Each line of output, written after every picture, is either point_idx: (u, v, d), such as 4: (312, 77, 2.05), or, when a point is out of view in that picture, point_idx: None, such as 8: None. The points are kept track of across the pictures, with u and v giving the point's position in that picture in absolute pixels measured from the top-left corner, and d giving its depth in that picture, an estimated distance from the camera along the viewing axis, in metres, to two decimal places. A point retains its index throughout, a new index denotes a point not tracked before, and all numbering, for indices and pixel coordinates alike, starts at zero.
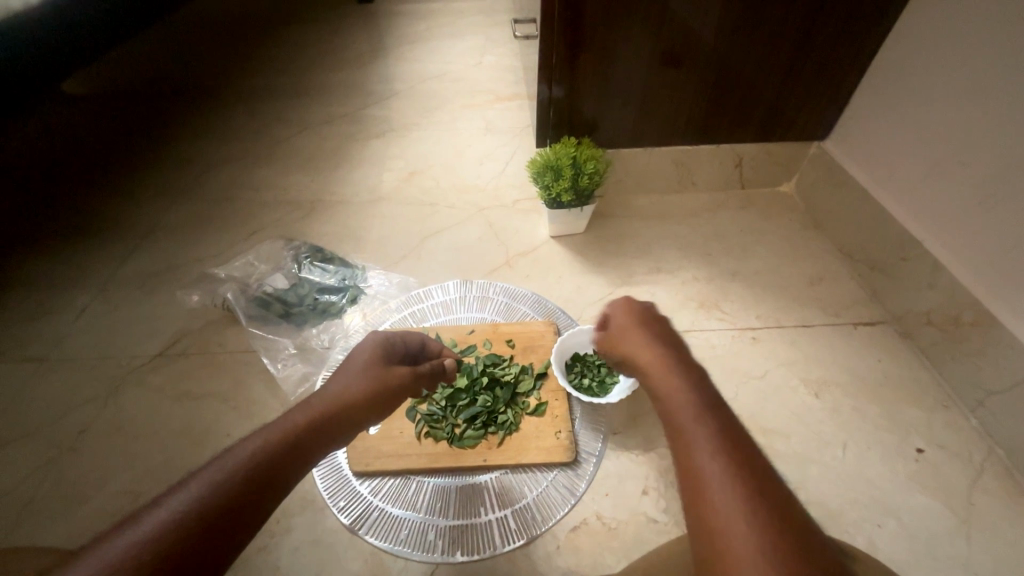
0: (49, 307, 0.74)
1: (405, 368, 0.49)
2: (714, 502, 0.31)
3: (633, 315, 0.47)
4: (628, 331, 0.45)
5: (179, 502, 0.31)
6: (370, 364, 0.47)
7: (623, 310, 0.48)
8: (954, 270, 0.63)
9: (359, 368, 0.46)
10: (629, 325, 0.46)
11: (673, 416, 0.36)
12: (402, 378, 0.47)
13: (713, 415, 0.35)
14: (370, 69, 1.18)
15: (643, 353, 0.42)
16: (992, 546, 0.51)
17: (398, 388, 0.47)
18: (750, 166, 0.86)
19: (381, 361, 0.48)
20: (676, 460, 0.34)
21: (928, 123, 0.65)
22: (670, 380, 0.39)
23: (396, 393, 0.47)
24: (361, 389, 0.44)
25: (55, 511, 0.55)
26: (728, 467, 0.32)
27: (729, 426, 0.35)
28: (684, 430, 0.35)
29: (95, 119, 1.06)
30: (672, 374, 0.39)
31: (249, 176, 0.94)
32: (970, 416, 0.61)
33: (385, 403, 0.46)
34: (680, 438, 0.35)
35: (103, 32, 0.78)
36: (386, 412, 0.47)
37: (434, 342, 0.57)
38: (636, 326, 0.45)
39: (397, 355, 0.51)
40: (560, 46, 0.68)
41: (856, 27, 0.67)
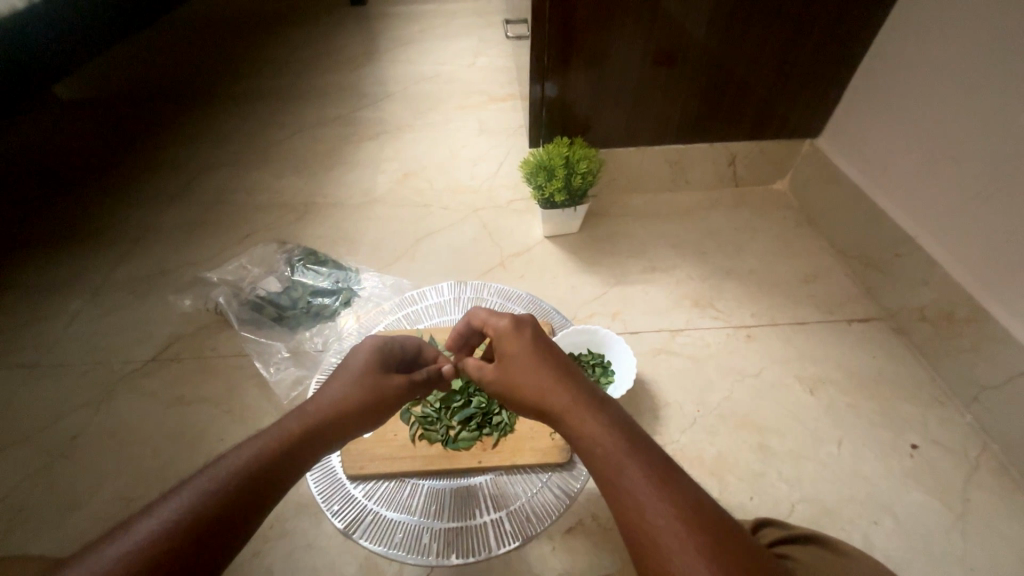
0: (40, 313, 0.74)
1: (401, 377, 0.47)
2: (672, 567, 0.27)
3: (520, 335, 0.41)
4: (516, 357, 0.39)
5: (169, 510, 0.31)
6: (367, 370, 0.46)
7: (508, 333, 0.42)
8: (946, 266, 0.63)
9: (357, 374, 0.45)
10: (515, 350, 0.40)
11: (599, 464, 0.32)
12: (398, 386, 0.46)
13: (641, 451, 0.32)
14: (363, 71, 1.18)
15: (539, 387, 0.37)
16: (987, 542, 0.51)
17: (392, 399, 0.46)
18: (743, 164, 0.86)
19: (378, 367, 0.47)
20: (617, 519, 0.30)
21: (919, 119, 0.65)
22: (581, 418, 0.34)
23: (390, 403, 0.46)
24: (357, 396, 0.43)
25: (45, 518, 0.55)
26: (673, 513, 0.28)
27: (658, 458, 0.31)
28: (615, 482, 0.30)
29: (86, 123, 1.05)
30: (581, 410, 0.34)
31: (242, 179, 0.94)
32: (965, 412, 0.61)
33: (380, 412, 0.45)
34: (614, 493, 0.30)
35: (94, 35, 0.78)
36: (382, 422, 0.46)
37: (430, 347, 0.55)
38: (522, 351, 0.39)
39: (393, 362, 0.49)
40: (553, 45, 0.68)
41: (847, 23, 0.67)
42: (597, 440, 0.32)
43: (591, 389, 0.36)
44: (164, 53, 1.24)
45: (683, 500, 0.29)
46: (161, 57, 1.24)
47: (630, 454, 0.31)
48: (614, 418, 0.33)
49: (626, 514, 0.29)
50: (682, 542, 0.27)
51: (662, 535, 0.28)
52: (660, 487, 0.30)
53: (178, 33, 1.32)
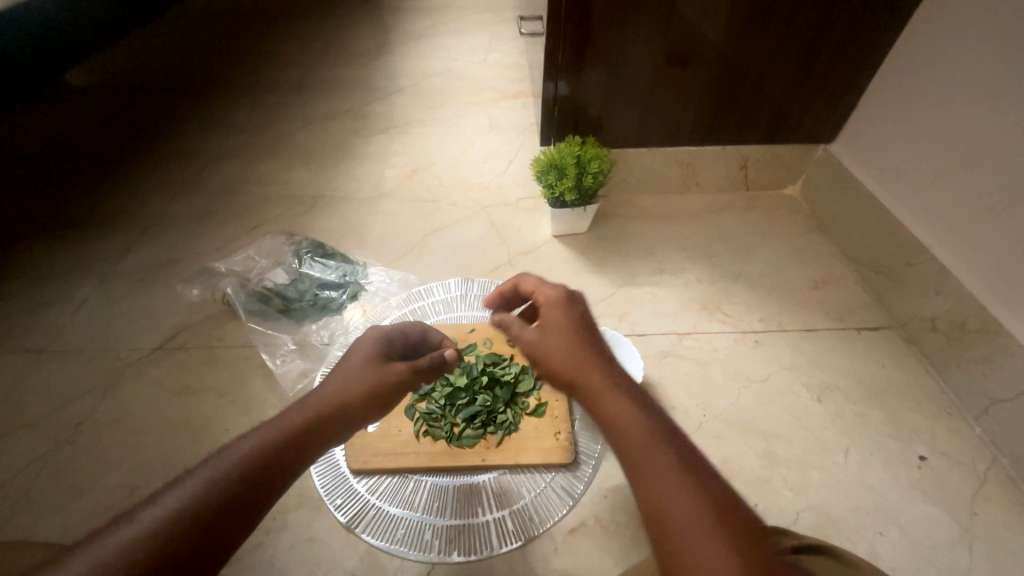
0: (49, 299, 0.74)
1: (403, 364, 0.46)
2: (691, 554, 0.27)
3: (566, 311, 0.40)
4: (557, 330, 0.39)
5: (174, 499, 0.31)
6: (371, 360, 0.46)
7: (555, 305, 0.41)
8: (959, 276, 0.62)
9: (361, 365, 0.45)
10: (559, 323, 0.39)
11: (626, 446, 0.31)
12: (399, 373, 0.45)
13: (669, 439, 0.31)
14: (375, 65, 1.18)
15: (575, 361, 0.36)
16: (994, 556, 0.51)
17: (396, 386, 0.45)
18: (755, 168, 0.85)
19: (379, 357, 0.46)
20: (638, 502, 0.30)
21: (935, 127, 0.64)
22: (612, 398, 0.33)
23: (394, 391, 0.45)
24: (363, 387, 0.43)
25: (51, 503, 0.55)
26: (699, 503, 0.28)
27: (686, 448, 0.31)
28: (640, 463, 0.30)
29: (98, 110, 1.06)
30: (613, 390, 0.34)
31: (252, 170, 0.94)
32: (975, 424, 0.60)
33: (385, 401, 0.44)
34: (638, 476, 0.30)
35: (106, 22, 0.78)
36: (388, 410, 0.45)
37: (436, 332, 0.55)
38: (563, 325, 0.39)
39: (395, 352, 0.49)
40: (566, 45, 0.67)
41: (866, 27, 0.66)
42: (627, 422, 0.32)
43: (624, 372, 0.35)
44: (176, 43, 1.24)
45: (709, 493, 0.29)
46: (172, 46, 1.24)
47: (659, 440, 0.31)
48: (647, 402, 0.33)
49: (650, 497, 0.29)
50: (704, 529, 0.27)
51: (685, 522, 0.28)
52: (687, 476, 0.29)
53: (190, 22, 1.31)
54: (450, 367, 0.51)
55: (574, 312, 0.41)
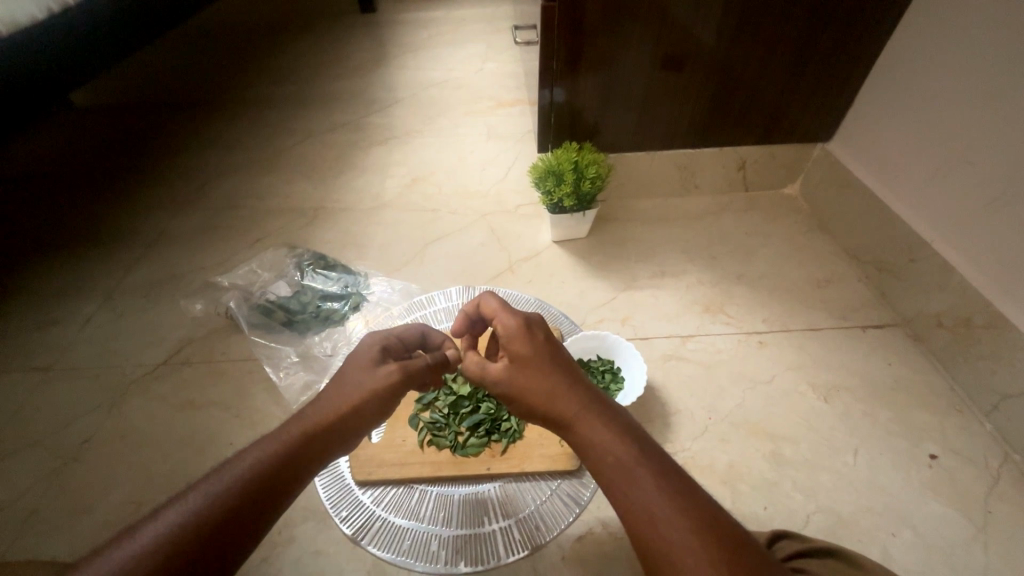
0: (54, 316, 0.75)
1: (392, 366, 0.44)
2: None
3: (530, 339, 0.40)
4: (522, 359, 0.39)
5: (176, 514, 0.31)
6: (366, 365, 0.45)
7: (518, 333, 0.41)
8: (964, 271, 0.61)
9: (355, 372, 0.44)
10: (526, 352, 0.39)
11: (610, 478, 0.32)
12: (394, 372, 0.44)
13: (651, 460, 0.32)
14: (373, 77, 1.19)
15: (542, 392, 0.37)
16: (1011, 556, 0.50)
17: (387, 389, 0.43)
18: (754, 169, 0.85)
19: (371, 361, 0.45)
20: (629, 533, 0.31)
21: (932, 124, 0.64)
22: (590, 428, 0.34)
23: (387, 395, 0.43)
24: (360, 395, 0.42)
25: (57, 521, 0.55)
26: (687, 527, 0.29)
27: (681, 484, 0.31)
28: (626, 496, 0.31)
29: (101, 129, 1.07)
30: (589, 418, 0.35)
31: (254, 184, 0.94)
32: (985, 421, 0.59)
33: (383, 405, 0.43)
34: (627, 507, 0.31)
35: (110, 44, 0.79)
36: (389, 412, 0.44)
37: (437, 332, 0.54)
38: (527, 355, 0.39)
39: (390, 355, 0.48)
40: (561, 51, 0.68)
41: (861, 24, 0.66)
42: (608, 453, 0.33)
43: (602, 399, 0.36)
44: (177, 61, 1.26)
45: (696, 515, 0.30)
46: (174, 64, 1.26)
47: (639, 468, 0.32)
48: (626, 429, 0.34)
49: (637, 529, 0.30)
50: (698, 556, 0.28)
51: (676, 550, 0.29)
52: (671, 500, 0.30)
53: (192, 41, 1.34)
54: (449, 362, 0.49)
55: (539, 338, 0.41)
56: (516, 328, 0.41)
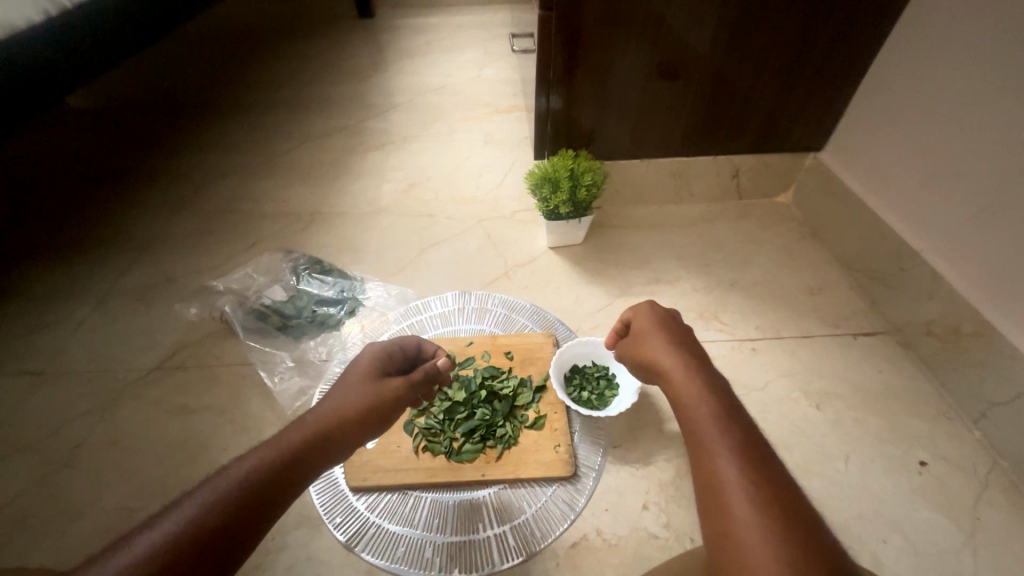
0: (46, 320, 0.74)
1: (399, 380, 0.46)
2: (728, 506, 0.31)
3: (659, 319, 0.48)
4: (650, 332, 0.47)
5: (174, 521, 0.31)
6: (365, 377, 0.45)
7: (644, 311, 0.50)
8: (953, 280, 0.62)
9: (356, 386, 0.44)
10: (647, 323, 0.48)
11: (693, 420, 0.37)
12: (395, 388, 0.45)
13: (733, 421, 0.36)
14: (370, 82, 1.19)
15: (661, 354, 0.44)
16: (998, 562, 0.50)
17: (392, 402, 0.45)
18: (747, 177, 0.86)
19: (374, 374, 0.46)
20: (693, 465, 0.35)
21: (922, 135, 0.65)
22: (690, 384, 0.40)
23: (390, 409, 0.45)
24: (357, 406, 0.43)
25: (47, 528, 0.54)
26: (746, 474, 0.32)
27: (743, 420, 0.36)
28: (703, 434, 0.35)
29: (96, 131, 1.07)
30: (691, 374, 0.41)
31: (249, 188, 0.94)
32: (974, 428, 0.60)
33: (377, 418, 0.44)
34: (698, 442, 0.35)
35: (108, 46, 0.79)
36: (382, 428, 0.45)
37: (429, 343, 0.54)
38: (648, 325, 0.48)
39: (392, 366, 0.49)
40: (558, 60, 0.68)
41: (853, 36, 0.67)
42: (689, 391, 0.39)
43: (711, 370, 0.41)
44: (173, 65, 1.26)
45: (763, 473, 0.33)
46: (171, 67, 1.26)
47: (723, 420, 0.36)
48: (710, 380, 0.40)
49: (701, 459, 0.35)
50: (746, 494, 0.31)
51: (727, 482, 0.32)
52: (742, 451, 0.34)
53: (189, 44, 1.34)
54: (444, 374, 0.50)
55: (670, 321, 0.48)
56: (645, 306, 0.50)
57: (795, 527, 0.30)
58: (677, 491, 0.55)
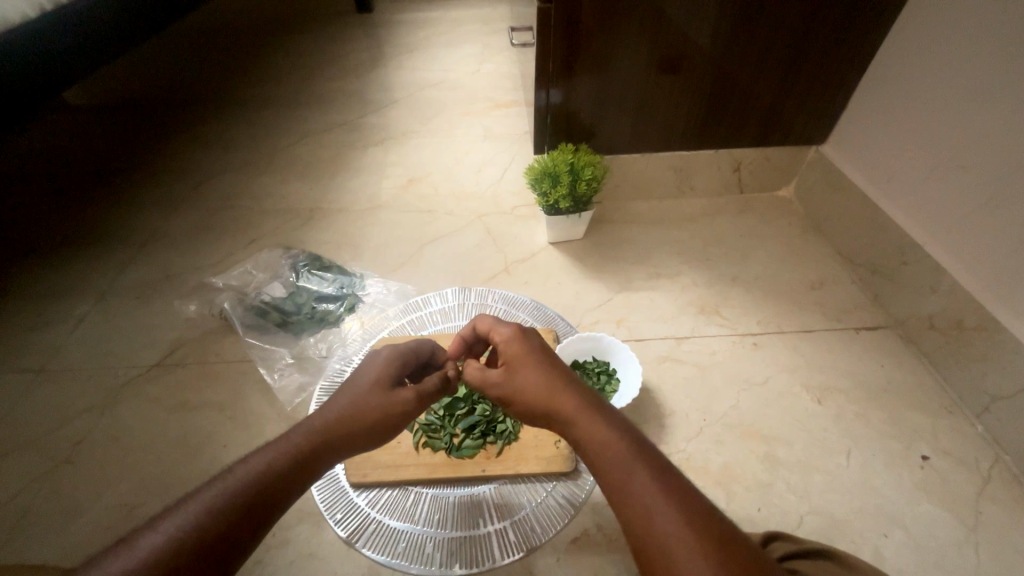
0: (45, 317, 0.74)
1: (409, 391, 0.44)
2: None
3: (525, 344, 0.43)
4: (519, 362, 0.42)
5: (174, 525, 0.31)
6: (375, 382, 0.44)
7: (512, 340, 0.44)
8: (955, 273, 0.62)
9: (368, 396, 0.43)
10: (520, 355, 0.42)
11: (608, 469, 0.33)
12: (406, 403, 0.43)
13: (643, 454, 0.33)
14: (369, 77, 1.19)
15: (536, 388, 0.39)
16: (1000, 556, 0.50)
17: (402, 415, 0.43)
18: (748, 171, 0.86)
19: (388, 381, 0.44)
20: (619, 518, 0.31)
21: (924, 128, 0.65)
22: (586, 421, 0.35)
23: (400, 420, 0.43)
24: (367, 412, 0.42)
25: (47, 525, 0.54)
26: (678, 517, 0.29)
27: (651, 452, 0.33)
28: (621, 482, 0.32)
29: (95, 128, 1.07)
30: (589, 412, 0.36)
31: (249, 184, 0.94)
32: (975, 422, 0.60)
33: (385, 429, 0.42)
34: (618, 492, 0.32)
35: (106, 42, 0.79)
36: (385, 439, 0.43)
37: (443, 351, 0.52)
38: (524, 356, 0.42)
39: (404, 372, 0.47)
40: (557, 52, 0.68)
41: (855, 28, 0.67)
42: (595, 436, 0.34)
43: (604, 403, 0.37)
44: (172, 61, 1.26)
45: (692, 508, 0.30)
46: (169, 63, 1.25)
47: (634, 459, 0.33)
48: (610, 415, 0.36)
49: (625, 514, 0.31)
50: (688, 547, 0.28)
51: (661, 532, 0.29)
52: (667, 493, 0.31)
53: (187, 41, 1.33)
54: (452, 387, 0.48)
55: (533, 344, 0.43)
56: (514, 334, 0.44)
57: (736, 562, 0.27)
58: None
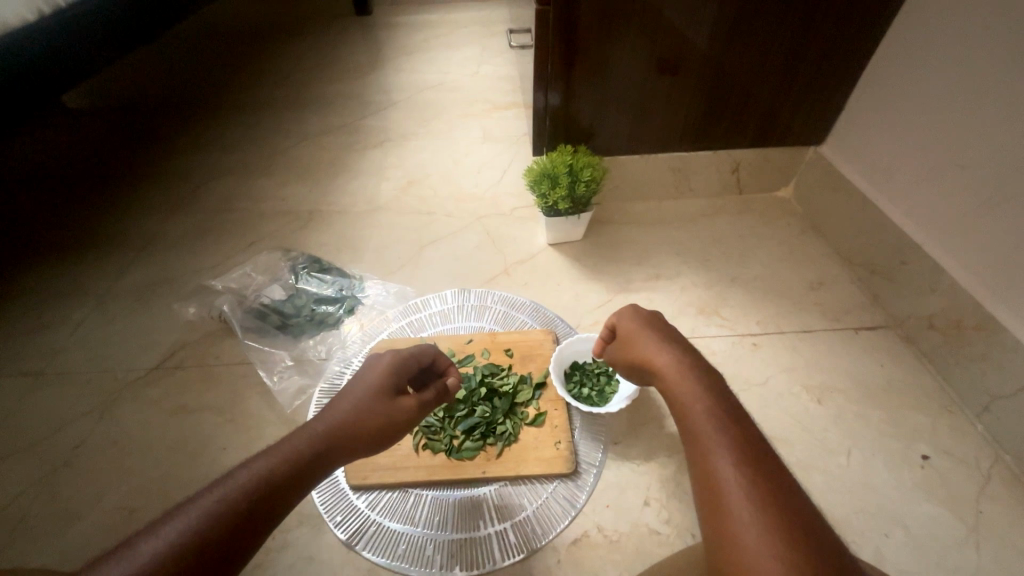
0: (44, 321, 0.74)
1: (410, 400, 0.45)
2: (731, 522, 0.30)
3: (643, 322, 0.48)
4: (635, 335, 0.47)
5: (175, 530, 0.31)
6: (376, 389, 0.44)
7: (631, 317, 0.49)
8: (954, 272, 0.62)
9: (370, 404, 0.43)
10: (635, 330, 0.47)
11: (690, 421, 0.36)
12: (409, 411, 0.44)
13: (730, 425, 0.35)
14: (368, 79, 1.19)
15: (655, 354, 0.43)
16: (1001, 555, 0.50)
17: (403, 424, 0.44)
18: (747, 172, 0.86)
19: (391, 388, 0.45)
20: (693, 467, 0.35)
21: (922, 128, 0.65)
22: (683, 384, 0.39)
23: (400, 429, 0.44)
24: (372, 419, 0.42)
25: (46, 529, 0.54)
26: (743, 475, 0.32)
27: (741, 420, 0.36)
28: (705, 436, 0.35)
29: (94, 131, 1.07)
30: (684, 377, 0.39)
31: (248, 186, 0.94)
32: (975, 422, 0.60)
33: (387, 436, 0.43)
34: (697, 445, 0.35)
35: (104, 46, 0.79)
36: (385, 446, 0.44)
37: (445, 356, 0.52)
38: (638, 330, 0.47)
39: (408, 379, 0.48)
40: (556, 55, 0.68)
41: (853, 28, 0.67)
42: (687, 396, 0.38)
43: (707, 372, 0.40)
44: (170, 64, 1.26)
45: (764, 475, 0.32)
46: (168, 67, 1.25)
47: (726, 424, 0.35)
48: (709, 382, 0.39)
49: (701, 463, 0.34)
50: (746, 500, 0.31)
51: (726, 485, 0.32)
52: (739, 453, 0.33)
53: (185, 43, 1.33)
54: (452, 396, 0.49)
55: (653, 323, 0.47)
56: (632, 312, 0.49)
57: (792, 528, 0.29)
58: (678, 487, 0.55)
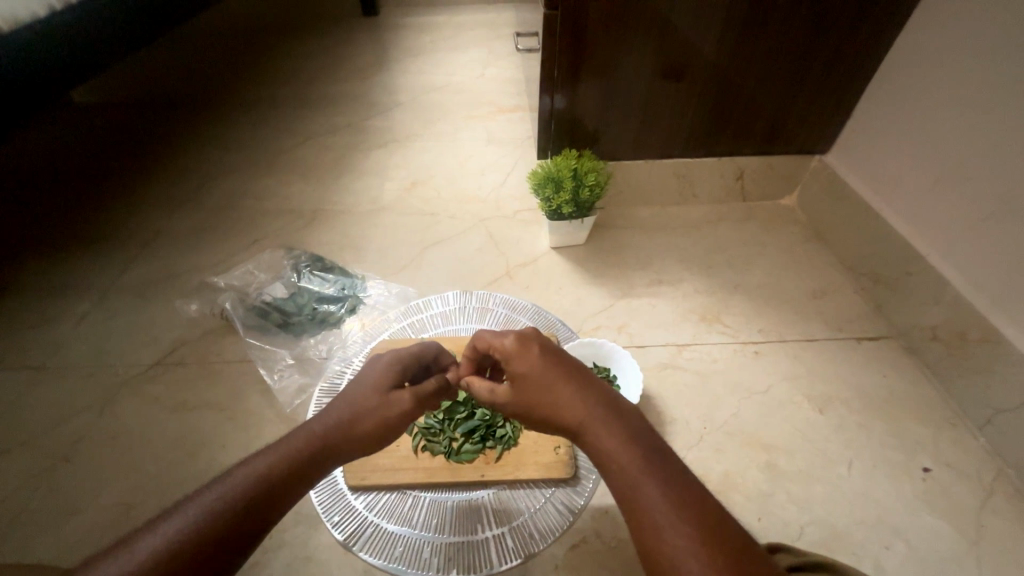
0: (46, 315, 0.74)
1: (406, 392, 0.44)
2: None
3: (530, 356, 0.39)
4: (528, 378, 0.38)
5: (175, 527, 0.31)
6: (373, 385, 0.44)
7: (514, 353, 0.39)
8: (959, 284, 0.62)
9: (365, 399, 0.42)
10: (525, 369, 0.38)
11: (626, 490, 0.31)
12: (402, 402, 0.43)
13: (673, 487, 0.31)
14: (374, 80, 1.19)
15: (562, 404, 0.36)
16: (1002, 569, 0.50)
17: (400, 417, 0.43)
18: (751, 179, 0.86)
19: (387, 384, 0.44)
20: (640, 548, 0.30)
21: (928, 139, 0.65)
22: (608, 438, 0.33)
23: (398, 423, 0.43)
24: (367, 416, 0.41)
25: (44, 524, 0.54)
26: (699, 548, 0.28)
27: (679, 475, 0.31)
28: (646, 511, 0.30)
29: (100, 126, 1.07)
30: (605, 431, 0.34)
31: (252, 184, 0.94)
32: (978, 434, 0.60)
33: (385, 435, 0.42)
34: (644, 527, 0.29)
35: (112, 42, 0.79)
36: (384, 443, 0.42)
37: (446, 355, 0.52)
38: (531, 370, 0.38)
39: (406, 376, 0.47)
40: (562, 60, 0.68)
41: (860, 38, 0.67)
42: (616, 456, 0.32)
43: (623, 415, 0.35)
44: (178, 61, 1.26)
45: (719, 540, 0.28)
46: (176, 64, 1.26)
47: (664, 486, 0.31)
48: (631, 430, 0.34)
49: (653, 543, 0.29)
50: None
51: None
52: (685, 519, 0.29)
53: (193, 41, 1.34)
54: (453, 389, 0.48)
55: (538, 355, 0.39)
56: (517, 345, 0.40)
57: None
58: None
